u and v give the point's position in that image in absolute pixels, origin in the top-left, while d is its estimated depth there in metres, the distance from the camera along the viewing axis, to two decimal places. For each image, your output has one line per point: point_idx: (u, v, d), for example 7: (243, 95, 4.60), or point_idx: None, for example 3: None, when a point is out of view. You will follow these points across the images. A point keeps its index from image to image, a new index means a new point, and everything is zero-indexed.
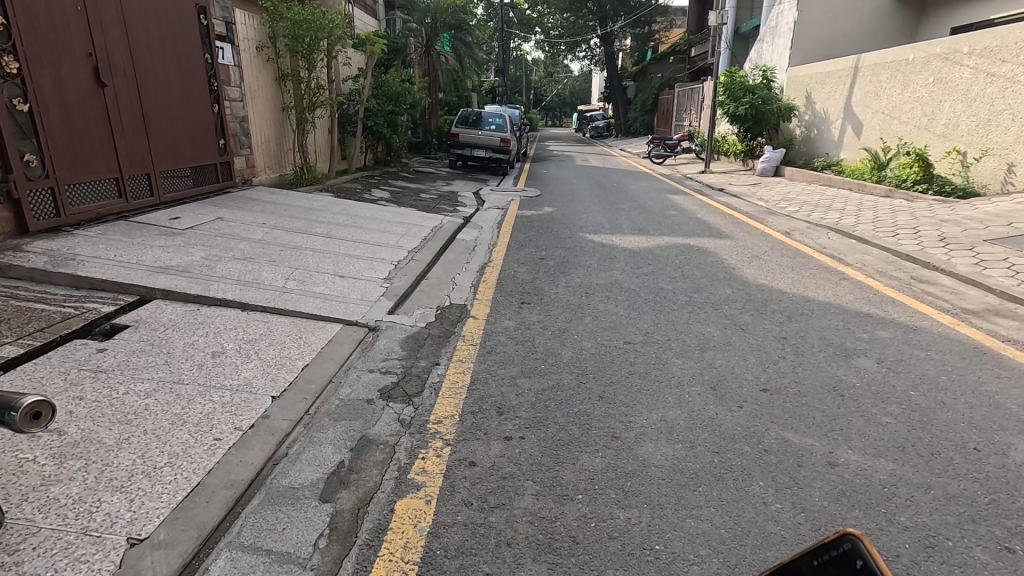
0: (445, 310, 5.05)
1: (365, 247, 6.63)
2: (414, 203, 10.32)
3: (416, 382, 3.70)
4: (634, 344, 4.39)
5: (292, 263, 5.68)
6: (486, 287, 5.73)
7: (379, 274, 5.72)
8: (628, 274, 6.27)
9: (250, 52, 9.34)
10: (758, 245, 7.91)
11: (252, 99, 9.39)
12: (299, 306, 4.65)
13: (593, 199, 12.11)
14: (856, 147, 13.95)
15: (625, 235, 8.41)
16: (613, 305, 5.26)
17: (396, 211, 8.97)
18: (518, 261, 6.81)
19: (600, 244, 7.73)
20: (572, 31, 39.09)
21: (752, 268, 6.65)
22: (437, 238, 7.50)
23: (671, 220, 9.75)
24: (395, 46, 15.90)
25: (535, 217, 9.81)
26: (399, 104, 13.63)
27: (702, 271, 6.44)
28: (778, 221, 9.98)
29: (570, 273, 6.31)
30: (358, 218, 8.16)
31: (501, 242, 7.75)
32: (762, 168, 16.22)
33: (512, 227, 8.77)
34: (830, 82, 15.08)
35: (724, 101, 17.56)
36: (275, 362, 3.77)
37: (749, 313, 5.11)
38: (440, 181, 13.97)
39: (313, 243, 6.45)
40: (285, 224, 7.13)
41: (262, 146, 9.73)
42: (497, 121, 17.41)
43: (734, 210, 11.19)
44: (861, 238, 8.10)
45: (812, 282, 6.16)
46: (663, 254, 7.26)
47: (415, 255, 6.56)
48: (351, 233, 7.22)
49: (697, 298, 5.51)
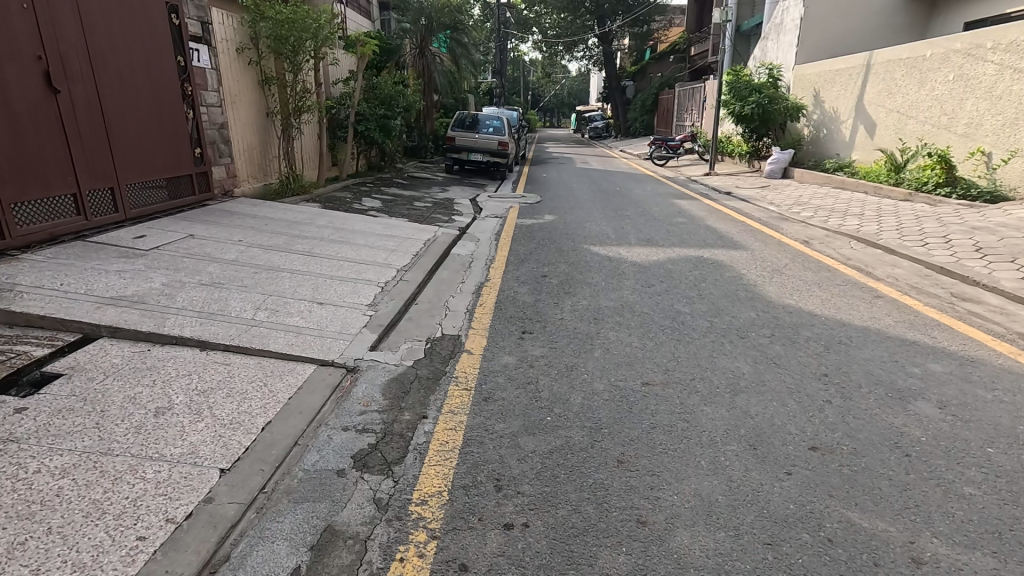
0: (436, 342, 4.46)
1: (350, 266, 6.03)
2: (407, 213, 9.72)
3: (399, 444, 3.10)
4: (654, 386, 3.79)
5: (266, 288, 5.08)
6: (483, 313, 5.14)
7: (363, 300, 5.13)
8: (640, 294, 5.67)
9: (230, 54, 8.75)
10: (776, 257, 7.32)
11: (232, 104, 8.79)
12: (267, 343, 4.04)
13: (596, 205, 11.51)
14: (869, 148, 13.36)
15: (633, 247, 7.81)
16: (626, 334, 4.67)
17: (387, 223, 8.38)
18: (519, 279, 6.21)
19: (607, 258, 7.13)
20: (571, 31, 38.51)
21: (776, 286, 6.06)
22: (430, 254, 6.90)
23: (681, 228, 9.16)
24: (388, 47, 15.33)
25: (535, 227, 9.23)
26: (392, 107, 13.05)
27: (721, 290, 5.85)
28: (793, 228, 9.40)
29: (576, 294, 5.71)
30: (345, 231, 7.57)
31: (499, 257, 7.14)
32: (769, 169, 15.63)
33: (512, 239, 8.18)
34: (840, 80, 14.49)
35: (730, 101, 17.02)
36: (231, 421, 3.16)
37: (780, 342, 4.52)
38: (436, 188, 13.37)
39: (292, 264, 5.86)
40: (264, 240, 6.53)
41: (244, 154, 9.13)
42: (495, 123, 16.82)
43: (745, 216, 10.60)
44: (888, 248, 7.52)
45: (844, 301, 5.57)
46: (675, 268, 6.67)
47: (405, 275, 5.97)
48: (336, 249, 6.63)
49: (719, 324, 4.92)
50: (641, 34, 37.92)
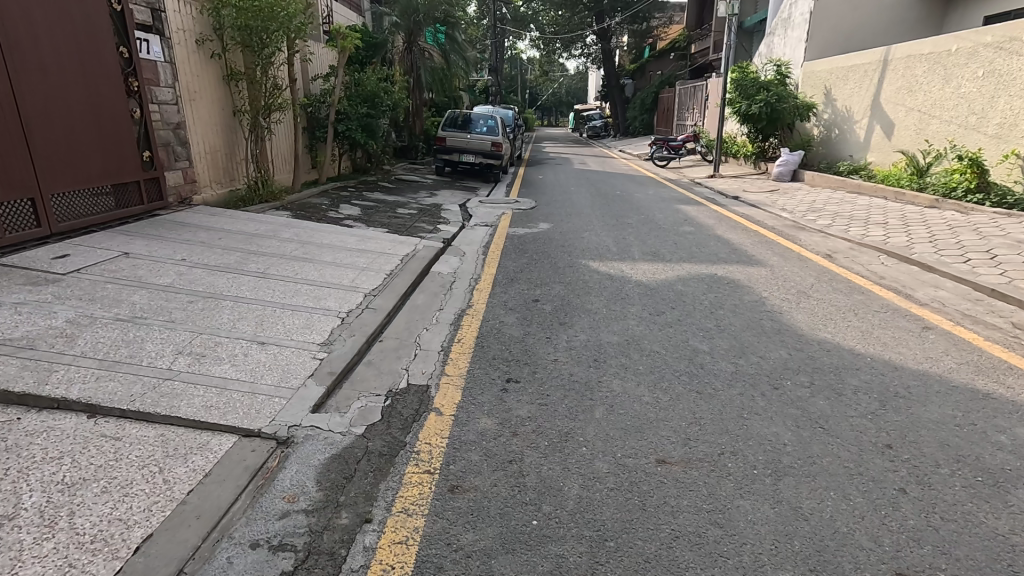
0: (397, 398, 3.57)
1: (309, 291, 5.16)
2: (388, 222, 8.84)
3: (325, 572, 2.23)
4: (673, 466, 2.93)
5: (198, 323, 4.21)
6: (462, 352, 4.27)
7: (317, 337, 4.25)
8: (647, 327, 4.81)
9: (188, 46, 7.87)
10: (799, 275, 6.48)
11: (191, 101, 7.90)
12: (179, 406, 3.16)
13: (595, 212, 10.62)
14: (887, 149, 12.51)
15: (637, 263, 6.95)
16: (633, 383, 3.80)
17: (361, 234, 7.51)
18: (506, 305, 5.34)
19: (609, 277, 6.26)
20: (568, 28, 37.56)
21: (806, 314, 5.20)
22: (406, 273, 6.03)
23: (689, 239, 8.31)
24: (373, 43, 14.47)
25: (528, 238, 8.37)
26: (375, 106, 12.16)
27: (743, 320, 4.99)
28: (813, 239, 8.55)
29: (573, 326, 4.85)
30: (312, 245, 6.69)
31: (485, 276, 6.27)
32: (778, 172, 14.80)
33: (501, 253, 7.30)
34: (854, 76, 13.66)
35: (735, 100, 16.22)
36: (91, 537, 2.27)
37: (823, 395, 3.66)
38: (423, 192, 12.50)
39: (239, 290, 4.98)
40: (213, 259, 5.65)
41: (206, 157, 8.24)
42: (488, 122, 15.95)
43: (757, 224, 9.76)
44: (924, 264, 6.69)
45: (889, 334, 4.72)
46: (687, 291, 5.81)
47: (373, 303, 5.10)
48: (296, 269, 5.75)
49: (746, 368, 4.05)
50: (639, 32, 37.07)
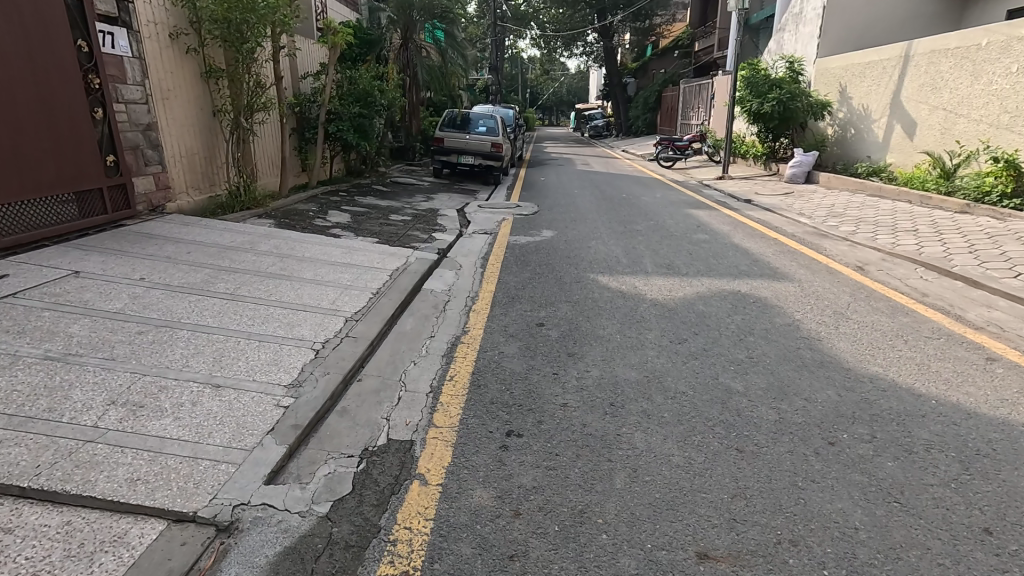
0: (374, 461, 2.94)
1: (282, 317, 4.53)
2: (379, 230, 8.21)
3: None
4: (719, 565, 2.30)
5: (144, 361, 3.57)
6: (454, 395, 3.63)
7: (283, 378, 3.61)
8: (669, 359, 4.17)
9: (160, 39, 7.24)
10: (831, 291, 5.87)
11: (164, 100, 7.27)
12: (96, 480, 2.52)
13: (601, 218, 9.98)
14: (908, 149, 11.87)
15: (651, 277, 6.32)
16: (659, 438, 3.17)
17: (348, 245, 6.87)
18: (507, 331, 4.70)
19: (621, 295, 5.63)
20: (570, 26, 36.88)
21: (848, 341, 4.57)
22: (395, 292, 5.39)
23: (705, 249, 7.66)
24: (368, 39, 13.87)
25: (530, 247, 7.75)
26: (369, 105, 11.50)
27: (778, 350, 4.36)
28: (838, 248, 7.92)
29: (584, 357, 4.21)
30: (292, 258, 6.06)
31: (484, 294, 5.63)
32: (791, 173, 14.14)
33: (502, 266, 6.66)
34: (872, 73, 13.01)
35: (746, 98, 15.59)
36: None
37: (891, 454, 3.02)
38: (419, 196, 11.87)
39: (200, 316, 4.34)
40: (177, 278, 5.02)
41: (181, 161, 7.61)
42: (488, 121, 15.32)
43: (775, 231, 9.12)
44: (969, 278, 6.05)
45: (949, 367, 4.09)
46: (710, 312, 5.18)
47: (353, 330, 4.46)
48: (270, 289, 5.11)
49: (791, 415, 3.42)
50: (640, 30, 36.28)
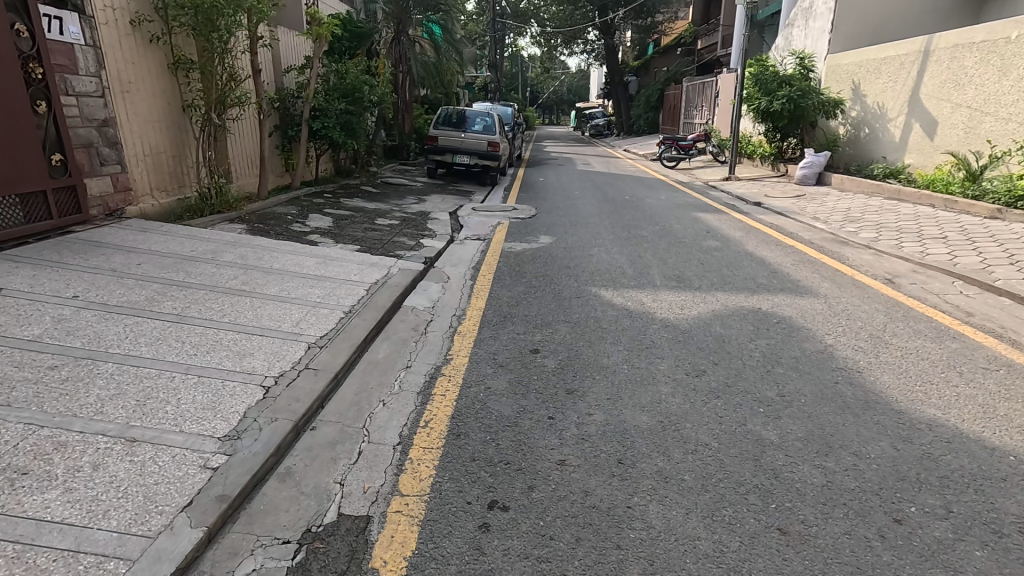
0: (315, 550, 2.28)
1: (232, 343, 3.88)
2: (362, 235, 7.56)
3: None
4: None
5: (48, 407, 2.92)
6: (428, 450, 2.97)
7: (218, 427, 2.94)
8: (686, 398, 3.53)
9: (119, 26, 6.58)
10: (862, 309, 5.23)
11: (123, 93, 6.61)
12: None
13: (603, 222, 9.32)
14: (928, 150, 11.23)
15: (659, 292, 5.68)
16: (680, 512, 2.53)
17: (324, 254, 6.22)
18: (495, 359, 4.05)
19: (627, 314, 4.99)
20: (570, 24, 36.00)
21: (893, 373, 3.93)
22: (371, 311, 4.73)
23: (717, 259, 7.01)
24: (359, 32, 13.20)
25: (527, 255, 7.10)
26: (357, 101, 10.82)
27: (813, 386, 3.71)
28: (861, 257, 7.28)
29: (585, 395, 3.55)
30: (259, 270, 5.40)
31: (472, 312, 4.98)
32: (802, 175, 13.49)
33: (494, 278, 6.01)
34: (888, 69, 12.36)
35: (755, 96, 14.92)
36: None
37: (975, 539, 2.38)
38: (410, 197, 11.21)
39: (135, 344, 3.69)
40: (117, 295, 4.36)
41: (145, 160, 6.95)
42: (484, 119, 14.64)
43: (791, 237, 8.47)
44: (1016, 295, 5.41)
45: (1020, 409, 3.44)
46: (729, 336, 4.54)
47: (316, 360, 3.80)
48: (226, 308, 4.46)
49: (841, 478, 2.78)
50: (642, 27, 35.49)
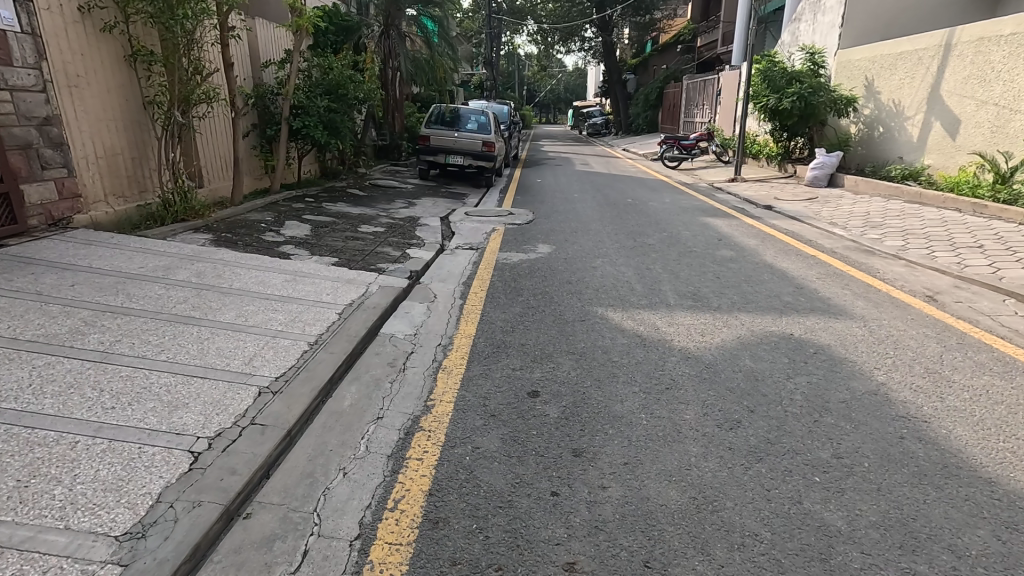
0: None
1: (162, 391, 3.16)
2: (342, 245, 6.85)
3: None
4: None
5: None
6: (396, 549, 2.27)
7: (117, 521, 2.24)
8: (722, 463, 2.84)
9: (64, 13, 5.85)
10: (909, 334, 4.57)
11: (69, 88, 5.89)
12: None
13: (607, 228, 8.64)
14: (950, 150, 10.61)
15: (675, 313, 5.00)
16: None
17: (296, 269, 5.52)
18: (486, 407, 3.35)
19: (641, 343, 4.31)
20: (569, 19, 35.12)
21: (968, 422, 3.26)
22: (341, 341, 4.02)
23: (735, 272, 6.33)
24: (345, 25, 12.47)
25: (524, 268, 6.41)
26: (342, 99, 10.10)
27: (875, 443, 3.03)
28: (893, 269, 6.62)
29: (596, 459, 2.87)
30: (215, 290, 4.69)
31: (460, 342, 4.28)
32: (813, 176, 12.84)
33: (486, 297, 5.31)
34: (905, 64, 11.71)
35: (763, 93, 14.23)
36: None
37: None
38: (399, 201, 10.52)
39: (37, 394, 2.98)
40: (34, 328, 3.65)
41: (97, 163, 6.24)
42: (479, 118, 13.94)
43: (811, 245, 7.80)
44: None
45: None
46: (761, 371, 3.87)
47: (267, 411, 3.10)
48: (166, 340, 3.75)
49: None
50: (641, 24, 34.71)
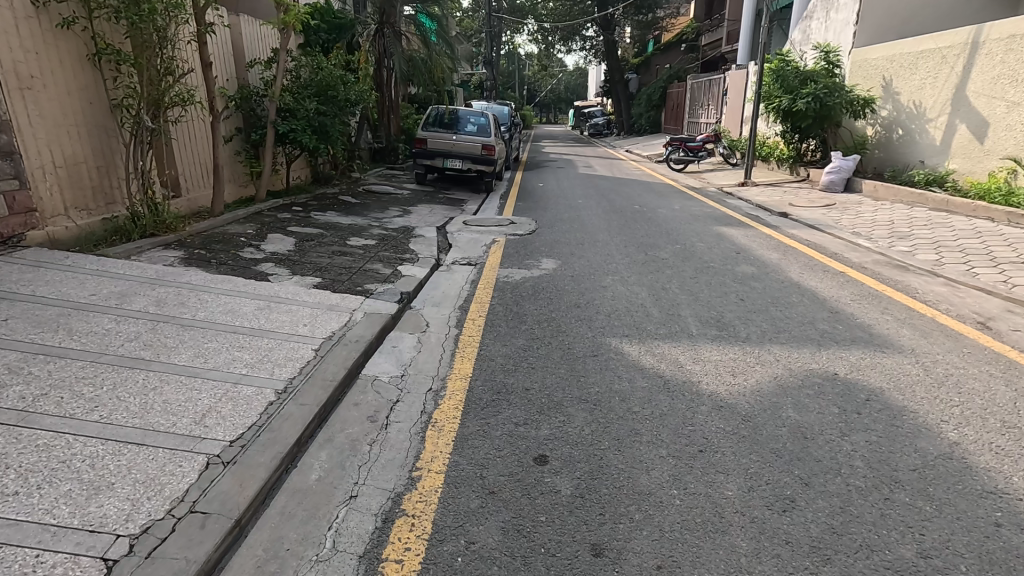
0: None
1: (84, 466, 2.56)
2: (327, 262, 6.26)
3: None
4: None
5: None
6: None
7: None
8: (781, 567, 2.26)
9: (16, 7, 5.25)
10: (969, 373, 3.97)
11: (21, 91, 5.31)
12: None
13: (615, 240, 8.04)
14: (977, 154, 10.03)
15: (699, 346, 4.40)
16: None
17: (272, 294, 4.92)
18: (483, 481, 2.76)
19: (664, 387, 3.72)
20: (569, 18, 34.69)
21: None
22: (313, 391, 3.42)
23: (759, 292, 5.74)
24: (338, 22, 11.88)
25: (527, 288, 5.82)
26: (331, 101, 9.49)
27: (967, 535, 2.45)
28: (932, 288, 6.03)
29: (621, 561, 2.28)
30: (174, 323, 4.09)
31: (454, 387, 3.68)
32: (829, 181, 12.24)
33: (485, 326, 4.72)
34: (927, 63, 11.11)
35: (775, 93, 13.62)
36: None
37: None
38: (394, 209, 9.92)
39: None
40: None
41: (55, 173, 5.66)
42: (478, 120, 13.34)
43: (837, 259, 7.20)
44: None
45: None
46: (809, 426, 3.28)
47: (211, 493, 2.50)
48: (103, 392, 3.15)
49: None
50: (643, 23, 33.92)
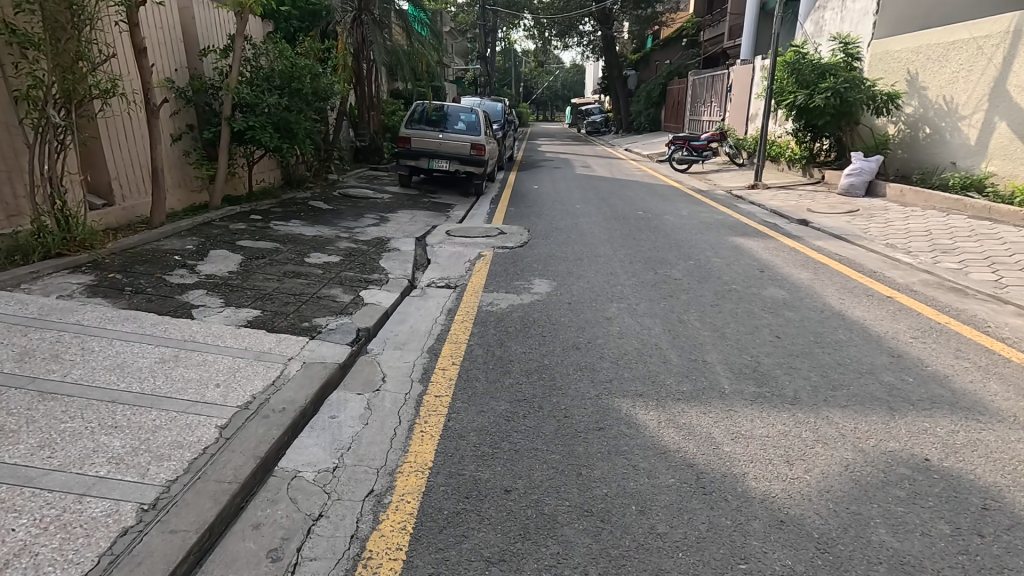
0: None
1: None
2: (274, 286, 5.18)
3: None
4: None
5: None
6: None
7: None
8: None
9: None
10: None
11: None
12: None
13: (617, 254, 6.98)
14: (1020, 154, 9.01)
15: (735, 414, 3.34)
16: None
17: (185, 338, 3.84)
18: None
19: (697, 487, 2.68)
20: (566, 12, 33.34)
21: None
22: (196, 506, 2.36)
23: (797, 326, 4.70)
24: (311, 9, 11.72)
25: (513, 320, 4.75)
26: (296, 94, 8.40)
27: None
28: (1004, 318, 4.99)
29: None
30: (31, 390, 3.03)
31: (402, 490, 2.62)
32: (848, 183, 11.22)
33: (458, 381, 3.66)
34: (960, 53, 10.08)
35: (789, 88, 12.56)
36: None
37: None
38: (369, 216, 8.83)
39: None
40: None
41: None
42: (466, 116, 12.26)
43: (879, 279, 6.17)
44: None
45: None
46: (918, 565, 2.23)
47: None
48: None
49: None
50: (643, 18, 32.21)
